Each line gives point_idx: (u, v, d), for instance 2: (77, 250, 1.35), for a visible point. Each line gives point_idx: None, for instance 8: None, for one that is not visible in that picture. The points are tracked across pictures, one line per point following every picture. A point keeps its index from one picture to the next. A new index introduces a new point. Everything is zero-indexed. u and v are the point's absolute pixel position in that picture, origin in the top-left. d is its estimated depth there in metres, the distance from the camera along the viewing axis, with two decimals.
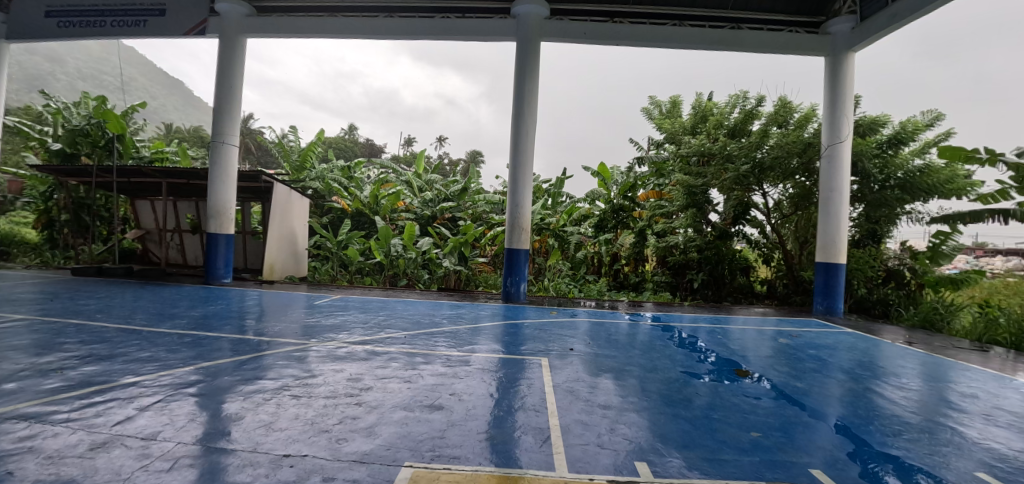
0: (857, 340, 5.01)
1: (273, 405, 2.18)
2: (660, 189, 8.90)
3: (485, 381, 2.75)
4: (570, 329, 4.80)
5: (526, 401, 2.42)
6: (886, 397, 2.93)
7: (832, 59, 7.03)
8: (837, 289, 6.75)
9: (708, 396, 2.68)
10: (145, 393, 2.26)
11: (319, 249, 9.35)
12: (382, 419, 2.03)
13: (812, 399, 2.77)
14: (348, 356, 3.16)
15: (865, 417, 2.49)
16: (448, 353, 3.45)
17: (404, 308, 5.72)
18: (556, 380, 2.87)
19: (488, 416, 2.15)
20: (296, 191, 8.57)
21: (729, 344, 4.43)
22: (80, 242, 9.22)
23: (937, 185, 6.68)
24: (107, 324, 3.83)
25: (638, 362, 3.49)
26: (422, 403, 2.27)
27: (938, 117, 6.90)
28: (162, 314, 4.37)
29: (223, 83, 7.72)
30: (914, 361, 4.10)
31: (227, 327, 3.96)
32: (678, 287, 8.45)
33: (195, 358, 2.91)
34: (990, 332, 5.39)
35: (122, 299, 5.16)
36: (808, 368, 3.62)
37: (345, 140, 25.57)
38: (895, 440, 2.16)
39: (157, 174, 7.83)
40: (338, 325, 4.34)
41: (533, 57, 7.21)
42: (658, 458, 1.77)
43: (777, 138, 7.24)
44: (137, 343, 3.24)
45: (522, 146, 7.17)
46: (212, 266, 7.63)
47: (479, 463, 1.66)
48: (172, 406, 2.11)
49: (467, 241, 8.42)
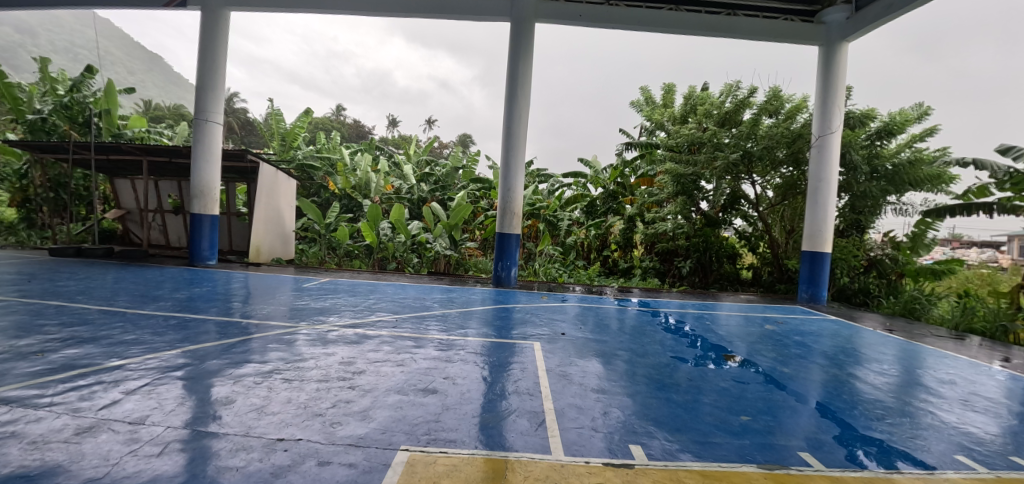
0: (838, 327, 5.14)
1: (264, 388, 2.14)
2: (650, 176, 9.11)
3: (477, 365, 2.75)
4: (561, 314, 4.85)
5: (519, 385, 2.43)
6: (860, 380, 3.08)
7: (826, 48, 6.99)
8: (822, 278, 6.88)
9: (697, 380, 2.73)
10: (134, 376, 2.21)
11: (306, 231, 9.17)
12: (377, 403, 2.00)
13: (797, 384, 2.83)
14: (338, 339, 3.12)
15: (850, 402, 2.56)
16: (440, 336, 3.45)
17: (394, 291, 5.67)
18: (549, 364, 2.89)
19: (482, 400, 2.14)
20: (282, 171, 8.33)
21: (716, 329, 4.49)
22: (56, 221, 8.93)
23: (921, 180, 6.88)
24: (89, 305, 3.71)
25: (628, 347, 3.51)
26: (416, 387, 2.24)
27: (927, 111, 6.98)
28: (146, 295, 4.27)
29: (203, 58, 7.38)
30: (894, 348, 4.22)
31: (213, 309, 3.88)
32: (667, 274, 8.63)
33: (182, 341, 2.84)
34: (967, 321, 5.57)
35: (102, 280, 4.99)
36: (793, 353, 3.70)
37: (332, 121, 24.96)
38: (879, 424, 2.23)
39: (138, 152, 7.56)
40: (327, 308, 4.29)
41: (526, 37, 7.05)
42: (649, 440, 1.80)
43: (767, 128, 7.27)
44: (121, 325, 3.14)
45: (515, 130, 7.07)
46: (197, 248, 7.45)
47: (475, 446, 1.67)
48: (159, 389, 2.06)
49: (457, 224, 8.26)
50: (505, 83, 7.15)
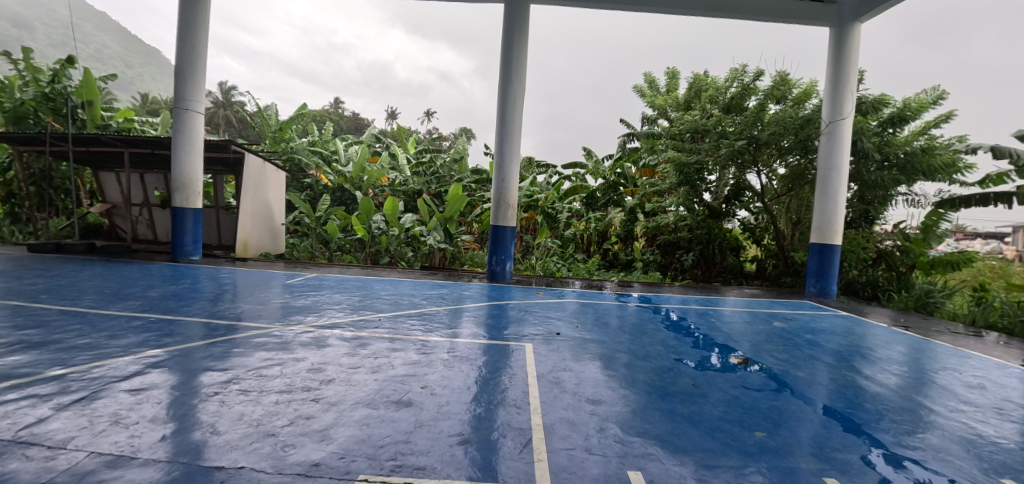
0: (850, 324, 4.89)
1: (216, 402, 1.89)
2: (652, 166, 8.82)
3: (462, 372, 2.50)
4: (558, 310, 4.61)
5: (506, 395, 2.18)
6: (878, 383, 2.84)
7: (838, 29, 6.64)
8: (831, 271, 6.59)
9: (703, 386, 2.49)
10: (73, 388, 1.97)
11: (297, 225, 8.91)
12: (340, 419, 1.76)
13: (815, 391, 2.58)
14: (313, 343, 2.88)
15: (875, 412, 2.31)
16: (425, 338, 3.20)
17: (384, 287, 5.43)
18: (541, 369, 2.65)
19: (463, 414, 1.90)
20: (270, 163, 8.05)
21: (723, 327, 4.24)
22: (40, 216, 8.70)
23: (935, 168, 6.57)
24: (51, 306, 3.48)
25: (629, 348, 3.27)
26: (389, 399, 2.00)
27: (943, 95, 6.65)
28: (116, 294, 4.02)
29: (182, 43, 7.04)
30: (912, 348, 3.97)
31: (186, 309, 3.64)
32: (668, 267, 8.41)
33: (139, 346, 2.60)
34: (985, 316, 5.31)
35: (75, 278, 4.75)
36: (807, 354, 3.44)
37: (329, 113, 24.63)
38: (912, 441, 1.98)
39: (118, 143, 7.30)
40: (310, 307, 4.05)
41: (522, 19, 6.73)
42: (651, 465, 1.56)
43: (774, 115, 6.94)
44: (78, 327, 2.90)
45: (509, 117, 6.79)
46: (180, 243, 7.21)
47: (447, 474, 1.42)
48: (96, 404, 1.82)
49: (452, 216, 7.99)
50: (499, 67, 6.84)
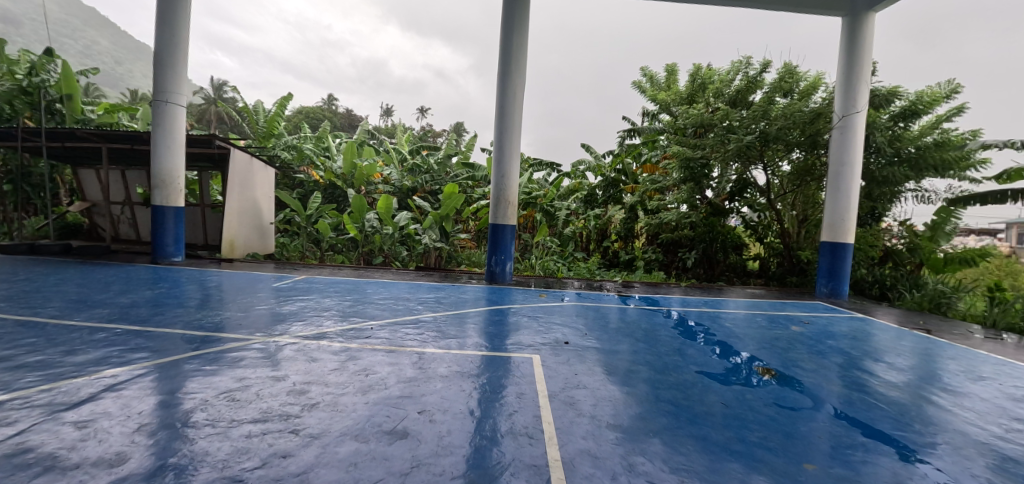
0: (867, 327, 4.68)
1: (176, 437, 1.61)
2: (653, 162, 8.50)
3: (463, 391, 2.24)
4: (561, 315, 4.35)
5: (515, 421, 1.92)
6: (917, 396, 2.61)
7: (850, 18, 6.41)
8: (843, 271, 6.39)
9: (734, 406, 2.24)
10: (6, 420, 1.67)
11: (286, 224, 8.59)
12: (323, 458, 1.49)
13: (854, 408, 2.34)
14: (298, 358, 2.59)
15: (927, 434, 2.08)
16: (421, 350, 2.92)
17: (377, 291, 5.13)
18: (551, 386, 2.39)
19: (466, 448, 1.64)
20: (257, 158, 7.70)
21: (739, 332, 3.99)
22: (14, 215, 8.30)
23: (947, 163, 6.38)
24: (6, 315, 3.15)
25: (644, 359, 3.01)
26: (381, 429, 1.73)
27: (956, 89, 6.46)
28: (82, 301, 3.68)
29: (162, 31, 6.67)
30: (938, 353, 3.76)
31: (159, 318, 3.34)
32: (670, 266, 8.24)
33: (98, 364, 2.30)
34: (1005, 317, 5.14)
35: (42, 282, 4.40)
36: (834, 363, 3.21)
37: (319, 109, 24.14)
38: (978, 471, 1.75)
39: (96, 138, 6.95)
40: (296, 313, 3.75)
41: (521, 7, 6.43)
42: None
43: (781, 109, 6.65)
44: (32, 341, 2.59)
45: (509, 110, 6.50)
46: (161, 244, 6.88)
47: None
48: (30, 443, 1.53)
49: (447, 214, 7.70)
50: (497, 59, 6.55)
